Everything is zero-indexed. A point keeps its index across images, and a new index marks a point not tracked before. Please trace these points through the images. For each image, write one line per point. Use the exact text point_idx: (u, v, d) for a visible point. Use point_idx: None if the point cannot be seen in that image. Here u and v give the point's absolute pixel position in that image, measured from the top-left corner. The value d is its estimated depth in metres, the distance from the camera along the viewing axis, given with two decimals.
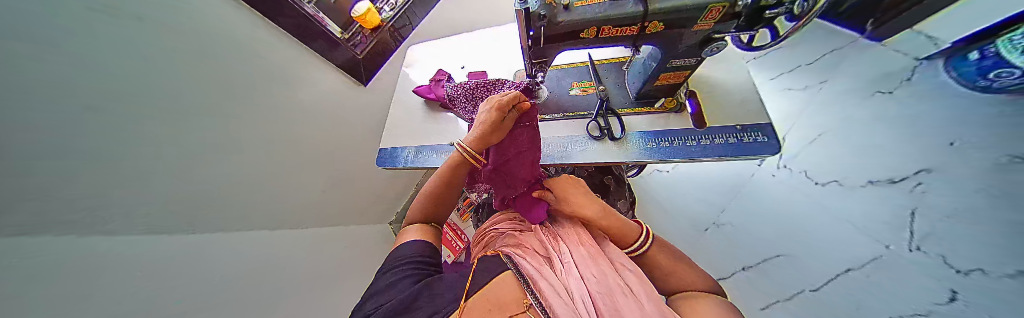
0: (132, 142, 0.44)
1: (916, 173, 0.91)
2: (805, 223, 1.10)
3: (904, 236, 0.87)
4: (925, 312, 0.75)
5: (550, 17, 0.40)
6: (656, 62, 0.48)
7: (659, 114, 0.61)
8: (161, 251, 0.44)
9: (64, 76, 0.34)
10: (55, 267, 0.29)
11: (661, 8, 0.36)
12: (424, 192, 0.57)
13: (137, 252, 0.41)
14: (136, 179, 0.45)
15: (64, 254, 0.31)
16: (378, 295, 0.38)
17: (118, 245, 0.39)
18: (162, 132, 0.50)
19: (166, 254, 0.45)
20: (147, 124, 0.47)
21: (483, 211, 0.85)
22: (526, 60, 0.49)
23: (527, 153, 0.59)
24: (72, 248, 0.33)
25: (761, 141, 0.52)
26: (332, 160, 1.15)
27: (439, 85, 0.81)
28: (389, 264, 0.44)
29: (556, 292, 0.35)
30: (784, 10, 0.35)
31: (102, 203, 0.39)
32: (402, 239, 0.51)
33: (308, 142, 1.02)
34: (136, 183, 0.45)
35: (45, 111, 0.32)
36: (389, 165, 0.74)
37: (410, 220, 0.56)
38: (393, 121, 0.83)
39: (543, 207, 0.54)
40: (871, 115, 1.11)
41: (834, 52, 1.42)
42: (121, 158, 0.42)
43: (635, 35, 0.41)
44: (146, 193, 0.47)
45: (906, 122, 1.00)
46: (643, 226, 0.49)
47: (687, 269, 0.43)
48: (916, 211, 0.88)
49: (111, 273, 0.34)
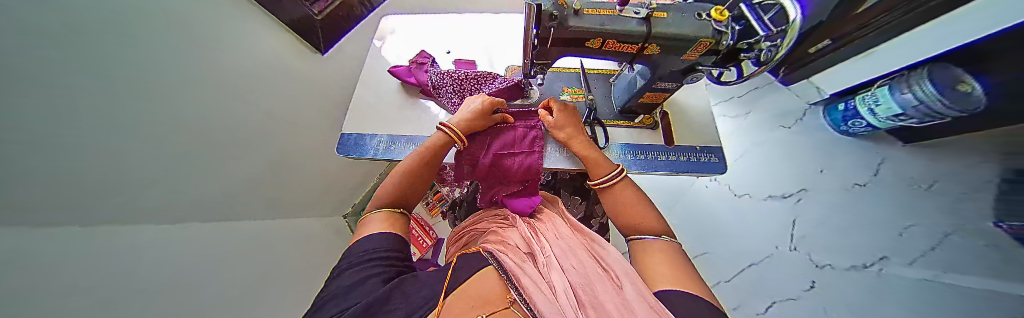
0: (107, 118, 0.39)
1: (799, 191, 1.31)
2: (725, 225, 1.38)
3: (786, 240, 1.26)
4: (794, 297, 1.14)
5: (561, 19, 0.36)
6: (645, 80, 0.49)
7: (637, 128, 0.66)
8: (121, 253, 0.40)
9: (17, 32, 0.27)
10: (19, 269, 0.26)
11: (661, 33, 0.37)
12: (400, 170, 0.52)
13: (92, 251, 0.37)
14: (94, 157, 0.38)
15: (17, 256, 0.27)
16: (336, 297, 0.30)
17: (55, 248, 0.32)
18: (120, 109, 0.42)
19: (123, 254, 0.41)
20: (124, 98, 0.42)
21: (461, 209, 0.81)
22: (527, 58, 0.46)
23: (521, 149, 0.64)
24: (23, 252, 0.28)
25: (713, 161, 0.61)
26: (288, 137, 0.96)
27: (421, 69, 0.75)
28: (351, 260, 0.36)
29: (538, 289, 0.34)
30: (753, 56, 0.38)
31: (69, 185, 0.35)
32: (363, 232, 0.42)
33: (267, 117, 0.85)
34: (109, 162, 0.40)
35: (13, 78, 0.26)
36: (354, 154, 0.64)
37: (372, 206, 0.47)
38: (358, 105, 0.73)
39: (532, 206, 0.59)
40: (779, 147, 1.44)
41: (756, 89, 1.64)
42: (75, 135, 0.35)
43: (634, 53, 0.41)
44: (98, 175, 0.39)
45: (788, 156, 1.40)
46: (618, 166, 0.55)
47: (648, 211, 0.47)
48: (795, 219, 1.27)
49: (71, 281, 0.32)
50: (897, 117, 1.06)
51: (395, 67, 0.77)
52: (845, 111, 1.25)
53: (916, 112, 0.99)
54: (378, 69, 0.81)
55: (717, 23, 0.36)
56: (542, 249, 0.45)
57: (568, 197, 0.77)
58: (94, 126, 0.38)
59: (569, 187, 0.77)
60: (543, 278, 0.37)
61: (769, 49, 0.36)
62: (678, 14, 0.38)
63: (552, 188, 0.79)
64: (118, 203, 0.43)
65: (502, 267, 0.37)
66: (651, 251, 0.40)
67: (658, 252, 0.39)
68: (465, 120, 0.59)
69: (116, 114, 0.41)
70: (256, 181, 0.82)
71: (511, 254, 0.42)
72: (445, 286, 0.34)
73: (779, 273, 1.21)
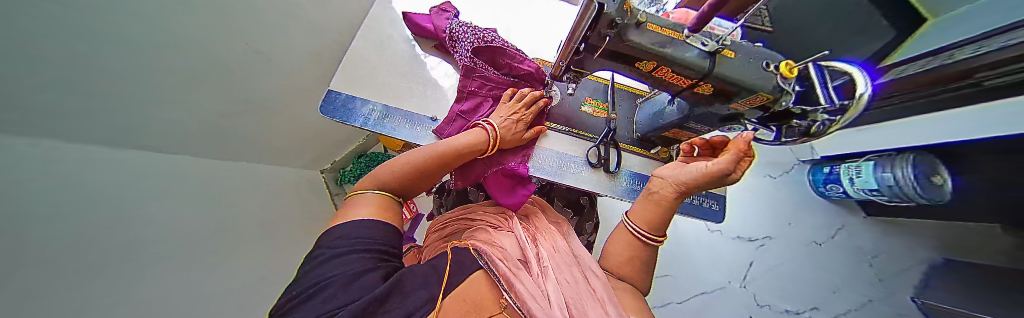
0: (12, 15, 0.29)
1: (764, 238, 1.33)
2: (692, 252, 1.40)
3: (739, 277, 1.29)
4: None
5: (621, 30, 0.30)
6: (680, 115, 0.49)
7: (650, 159, 0.67)
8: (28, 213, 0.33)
9: None
10: None
11: (719, 77, 0.34)
12: (415, 160, 0.46)
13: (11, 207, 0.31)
14: None
15: None
16: (329, 287, 0.25)
17: None
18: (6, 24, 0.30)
19: (27, 209, 0.33)
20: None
21: (447, 197, 0.76)
22: (562, 57, 0.40)
23: (528, 141, 0.62)
24: None
25: (714, 208, 0.63)
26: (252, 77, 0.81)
27: (441, 16, 0.67)
28: (328, 251, 0.31)
29: (532, 296, 0.32)
30: (804, 125, 0.35)
31: None
32: (350, 215, 0.37)
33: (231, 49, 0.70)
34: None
35: None
36: (339, 118, 0.56)
37: (360, 188, 0.43)
38: (355, 60, 0.63)
39: (524, 191, 0.58)
40: (764, 194, 1.42)
41: None
42: None
43: (684, 86, 0.38)
44: None
45: (767, 202, 1.40)
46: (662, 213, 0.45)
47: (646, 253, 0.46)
48: (752, 262, 1.31)
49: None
50: (870, 191, 1.01)
51: (414, 12, 0.69)
52: (828, 174, 1.21)
53: (889, 192, 0.92)
54: (387, 24, 0.70)
55: (784, 80, 0.32)
56: (536, 256, 0.42)
57: (560, 209, 0.74)
58: None
59: (565, 199, 0.74)
60: (536, 287, 0.35)
61: (824, 121, 0.31)
62: (745, 57, 0.34)
63: (547, 196, 0.76)
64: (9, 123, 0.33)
65: (493, 271, 0.35)
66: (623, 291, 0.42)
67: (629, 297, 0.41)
68: (509, 127, 0.55)
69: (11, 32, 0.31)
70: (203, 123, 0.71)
71: (504, 258, 0.39)
72: (441, 287, 0.32)
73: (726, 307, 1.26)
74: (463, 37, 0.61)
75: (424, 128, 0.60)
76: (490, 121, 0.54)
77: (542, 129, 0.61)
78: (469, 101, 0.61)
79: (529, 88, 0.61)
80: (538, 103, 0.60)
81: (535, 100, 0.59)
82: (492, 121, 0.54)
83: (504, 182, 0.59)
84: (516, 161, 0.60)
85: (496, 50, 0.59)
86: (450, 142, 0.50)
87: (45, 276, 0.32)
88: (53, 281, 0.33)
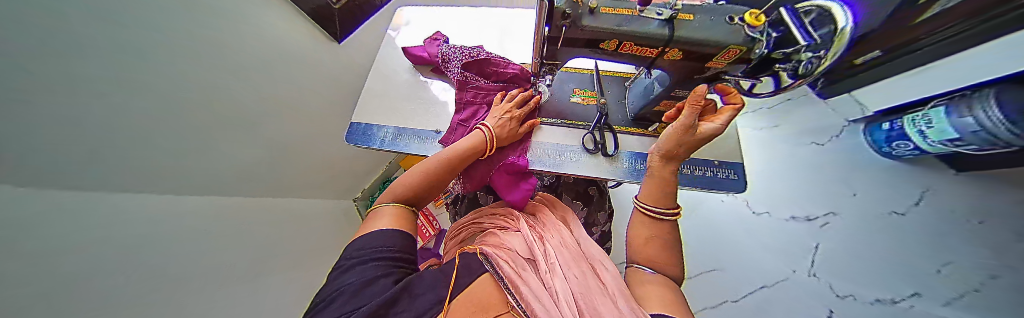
0: (73, 86, 0.42)
1: (827, 214, 1.13)
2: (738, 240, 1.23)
3: (805, 264, 1.10)
4: None
5: (573, 18, 0.36)
6: (662, 87, 0.53)
7: (651, 136, 0.66)
8: (74, 245, 0.40)
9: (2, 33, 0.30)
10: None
11: (683, 39, 0.36)
12: (426, 167, 0.52)
13: (56, 241, 0.38)
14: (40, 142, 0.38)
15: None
16: (345, 294, 0.30)
17: (21, 235, 0.34)
18: (60, 92, 0.40)
19: (74, 242, 0.41)
20: (73, 59, 0.41)
21: (460, 204, 0.80)
22: (537, 57, 0.47)
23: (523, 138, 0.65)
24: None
25: (731, 178, 0.59)
26: (264, 122, 0.94)
27: (434, 44, 0.77)
28: (349, 261, 0.36)
29: (537, 295, 0.34)
30: (789, 68, 0.37)
31: (21, 166, 0.36)
32: (369, 228, 0.42)
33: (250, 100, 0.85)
34: (57, 131, 0.40)
35: None
36: (360, 142, 0.65)
37: (380, 201, 0.48)
38: (369, 93, 0.74)
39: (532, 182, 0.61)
40: (807, 164, 1.26)
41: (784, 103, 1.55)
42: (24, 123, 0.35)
43: (654, 57, 0.40)
44: (43, 160, 0.39)
45: (815, 171, 1.22)
46: (659, 181, 0.48)
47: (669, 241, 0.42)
48: (819, 244, 1.10)
49: (32, 272, 0.33)
50: (951, 142, 0.85)
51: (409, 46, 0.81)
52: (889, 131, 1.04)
53: (976, 139, 0.78)
54: (391, 59, 0.81)
55: (750, 29, 0.35)
56: (544, 254, 0.44)
57: (569, 202, 0.74)
58: (41, 111, 0.38)
59: (572, 192, 0.74)
60: (544, 285, 0.37)
61: (810, 60, 0.34)
62: (706, 16, 0.37)
63: (554, 191, 0.76)
64: (65, 180, 0.43)
65: (499, 274, 0.37)
66: (648, 282, 0.39)
67: (649, 290, 0.37)
68: (504, 125, 0.59)
69: (65, 98, 0.41)
70: (235, 164, 0.85)
71: (509, 259, 0.41)
72: (449, 289, 0.34)
73: (791, 300, 1.07)
74: (453, 57, 0.69)
75: (430, 139, 0.66)
76: (486, 123, 0.58)
77: (534, 123, 0.65)
78: (466, 110, 0.67)
79: (519, 89, 0.66)
80: (527, 101, 0.64)
81: (525, 98, 0.64)
82: (487, 123, 0.58)
83: (508, 181, 0.61)
84: (516, 155, 0.63)
85: (483, 62, 0.67)
86: (455, 148, 0.55)
87: (111, 270, 0.43)
88: (123, 276, 0.44)
